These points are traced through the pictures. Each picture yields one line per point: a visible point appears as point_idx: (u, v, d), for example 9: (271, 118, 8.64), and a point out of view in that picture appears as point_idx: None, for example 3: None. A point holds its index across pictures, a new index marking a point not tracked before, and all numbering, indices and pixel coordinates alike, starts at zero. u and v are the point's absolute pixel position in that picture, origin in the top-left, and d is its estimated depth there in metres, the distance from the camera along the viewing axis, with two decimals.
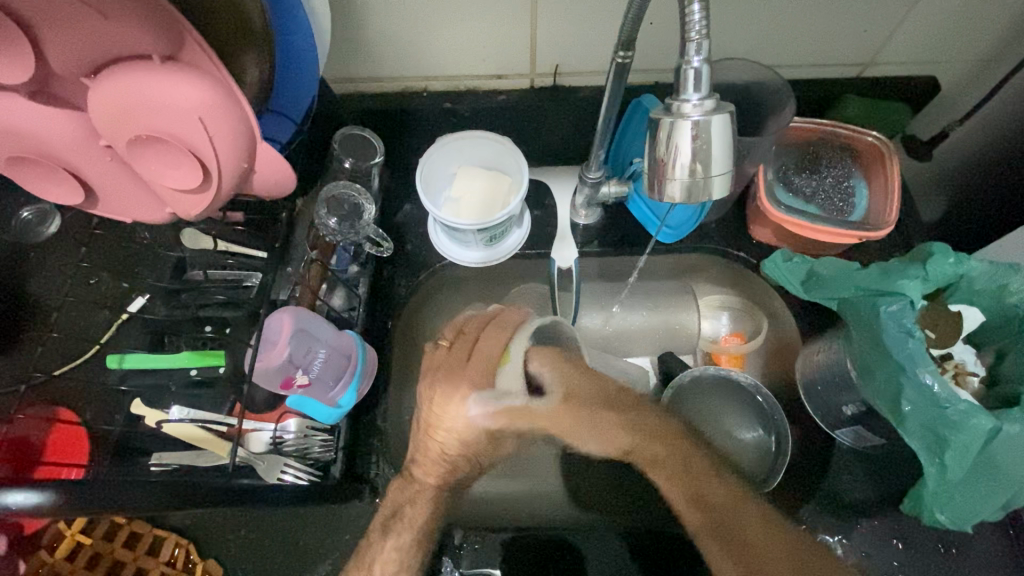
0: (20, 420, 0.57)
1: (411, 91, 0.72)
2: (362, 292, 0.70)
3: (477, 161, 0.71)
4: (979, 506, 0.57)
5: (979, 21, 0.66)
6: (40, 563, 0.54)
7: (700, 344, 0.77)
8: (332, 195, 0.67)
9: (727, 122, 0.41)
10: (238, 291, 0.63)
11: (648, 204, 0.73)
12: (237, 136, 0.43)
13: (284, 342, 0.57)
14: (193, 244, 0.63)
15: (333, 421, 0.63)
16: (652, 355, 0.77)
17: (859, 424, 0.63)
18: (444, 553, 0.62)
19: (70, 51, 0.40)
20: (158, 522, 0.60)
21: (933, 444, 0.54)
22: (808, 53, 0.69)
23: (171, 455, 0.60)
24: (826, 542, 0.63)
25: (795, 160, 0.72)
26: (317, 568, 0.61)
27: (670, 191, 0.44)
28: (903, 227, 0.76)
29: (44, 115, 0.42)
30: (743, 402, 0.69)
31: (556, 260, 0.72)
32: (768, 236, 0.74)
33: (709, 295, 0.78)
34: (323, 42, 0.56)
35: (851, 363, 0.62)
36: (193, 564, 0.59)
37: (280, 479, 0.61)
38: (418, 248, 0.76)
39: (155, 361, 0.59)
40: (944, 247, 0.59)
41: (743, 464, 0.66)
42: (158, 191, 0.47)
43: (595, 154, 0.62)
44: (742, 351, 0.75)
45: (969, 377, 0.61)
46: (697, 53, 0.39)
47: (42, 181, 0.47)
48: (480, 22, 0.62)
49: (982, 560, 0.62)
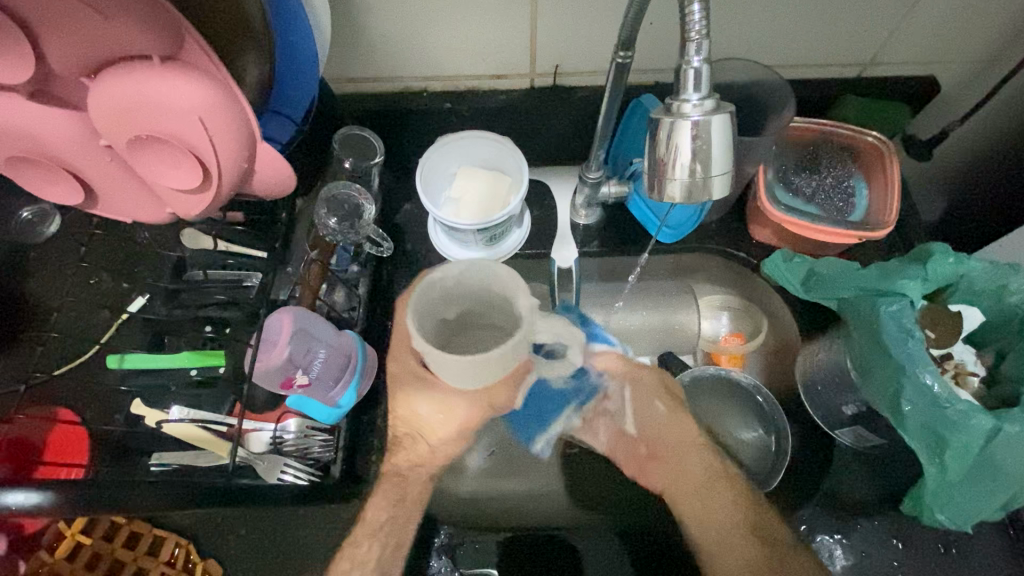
0: (20, 420, 0.58)
1: (411, 91, 0.72)
2: (362, 292, 0.70)
3: (478, 160, 0.71)
4: (979, 507, 0.57)
5: (979, 22, 0.66)
6: (40, 563, 0.54)
7: (700, 343, 0.75)
8: (332, 195, 0.67)
9: (727, 122, 0.41)
10: (238, 291, 0.62)
11: (648, 204, 0.73)
12: (238, 137, 0.43)
13: (283, 343, 0.57)
14: (192, 243, 0.63)
15: (333, 421, 0.63)
16: (652, 355, 0.74)
17: (858, 424, 0.64)
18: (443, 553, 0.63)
19: (69, 51, 0.40)
20: (158, 522, 0.60)
21: (933, 444, 0.54)
22: (808, 54, 0.69)
23: (170, 455, 0.60)
24: (824, 543, 0.63)
25: (795, 160, 0.72)
26: (318, 568, 0.61)
27: (671, 191, 0.44)
28: (903, 227, 0.76)
29: (44, 116, 0.42)
30: (742, 401, 0.70)
31: (556, 260, 0.73)
32: (769, 236, 0.74)
33: (709, 296, 0.77)
34: (323, 43, 0.56)
35: (851, 363, 0.62)
36: (193, 564, 0.59)
37: (280, 479, 0.60)
38: (418, 247, 0.76)
39: (154, 361, 0.59)
40: (944, 247, 0.59)
41: (744, 463, 0.67)
42: (158, 192, 0.47)
43: (595, 154, 0.62)
44: (743, 351, 0.74)
45: (969, 377, 0.61)
46: (697, 53, 0.39)
47: (44, 182, 0.47)
48: (479, 22, 0.62)
49: (983, 561, 0.62)
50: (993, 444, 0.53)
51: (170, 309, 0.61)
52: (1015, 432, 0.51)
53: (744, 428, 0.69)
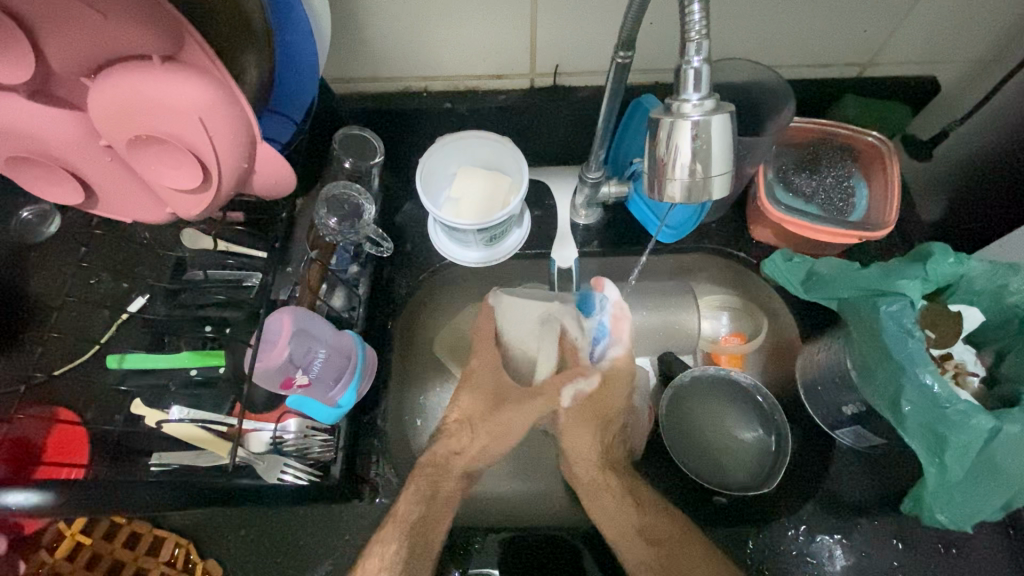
0: (20, 420, 0.58)
1: (411, 91, 0.72)
2: (362, 292, 0.70)
3: (477, 160, 0.70)
4: (979, 507, 0.57)
5: (980, 21, 0.66)
6: (41, 562, 0.54)
7: (700, 343, 0.78)
8: (331, 195, 0.67)
9: (727, 122, 0.41)
10: (237, 291, 0.62)
11: (648, 204, 0.72)
12: (238, 137, 0.43)
13: (283, 342, 0.57)
14: (193, 243, 0.63)
15: (334, 421, 0.63)
16: (651, 355, 0.78)
17: (859, 423, 0.64)
18: (444, 553, 0.63)
19: (69, 50, 0.40)
20: (159, 522, 0.60)
21: (933, 444, 0.54)
22: (808, 53, 0.69)
23: (171, 455, 0.59)
24: (825, 542, 0.63)
25: (794, 160, 0.72)
26: (317, 568, 0.61)
27: (670, 191, 0.44)
28: (903, 227, 0.76)
29: (44, 115, 0.42)
30: (743, 402, 0.71)
31: (556, 260, 0.74)
32: (768, 236, 0.74)
33: (709, 295, 0.79)
34: (323, 43, 0.56)
35: (851, 363, 0.62)
36: (193, 564, 0.59)
37: (280, 479, 0.61)
38: (418, 247, 0.76)
39: (154, 361, 0.59)
40: (944, 247, 0.59)
41: (744, 463, 0.69)
42: (158, 192, 0.47)
43: (595, 154, 0.62)
44: (742, 351, 0.76)
45: (969, 377, 0.61)
46: (697, 53, 0.39)
47: (43, 182, 0.47)
48: (478, 22, 0.62)
49: (983, 561, 0.62)
50: (993, 444, 0.53)
51: (170, 309, 0.61)
52: (1015, 432, 0.51)
53: (745, 428, 0.70)
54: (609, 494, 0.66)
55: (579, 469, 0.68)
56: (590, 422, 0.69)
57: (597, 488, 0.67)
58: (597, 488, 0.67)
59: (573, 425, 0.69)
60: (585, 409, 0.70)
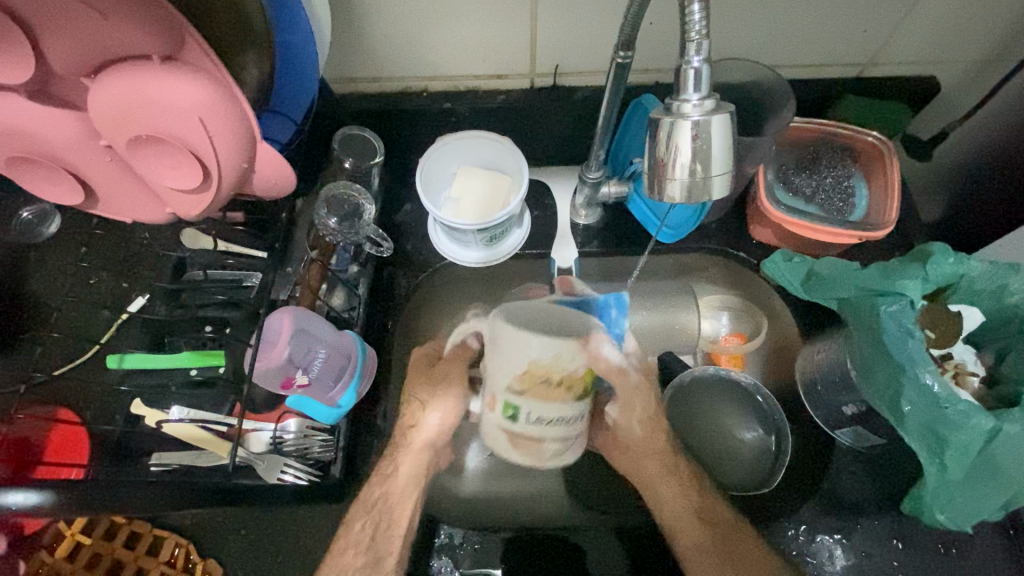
0: (20, 420, 0.58)
1: (411, 91, 0.72)
2: (362, 292, 0.70)
3: (478, 160, 0.70)
4: (978, 507, 0.57)
5: (980, 21, 0.65)
6: (41, 563, 0.55)
7: (700, 343, 0.78)
8: (332, 195, 0.67)
9: (727, 122, 0.41)
10: (238, 291, 0.62)
11: (648, 204, 0.73)
12: (237, 136, 0.43)
13: (283, 343, 0.57)
14: (193, 243, 0.63)
15: (334, 421, 0.63)
16: None
17: (858, 424, 0.64)
18: (443, 553, 0.63)
19: (69, 51, 0.40)
20: (158, 522, 0.60)
21: (933, 444, 0.54)
22: (808, 53, 0.69)
23: (170, 455, 0.59)
24: (825, 543, 0.63)
25: (795, 160, 0.72)
26: (317, 568, 0.61)
27: (670, 191, 0.44)
28: (903, 227, 0.76)
29: (43, 116, 0.42)
30: (743, 402, 0.71)
31: (556, 261, 0.74)
32: (769, 236, 0.74)
33: (709, 296, 0.79)
34: (323, 43, 0.56)
35: (851, 363, 0.62)
36: (193, 564, 0.59)
37: (280, 479, 0.61)
38: (418, 247, 0.76)
39: (152, 361, 0.59)
40: (944, 247, 0.59)
41: (744, 463, 0.69)
42: (158, 191, 0.47)
43: (595, 154, 0.62)
44: (742, 351, 0.76)
45: (969, 377, 0.60)
46: (696, 53, 0.39)
47: (44, 182, 0.47)
48: (478, 22, 0.62)
49: (983, 561, 0.62)
50: (993, 444, 0.53)
51: (171, 309, 0.61)
52: (1015, 432, 0.51)
53: (744, 428, 0.70)
54: (677, 483, 0.67)
55: (644, 467, 0.69)
56: (658, 426, 0.70)
57: (663, 481, 0.68)
58: (657, 481, 0.68)
59: (642, 434, 0.70)
60: (651, 420, 0.70)
